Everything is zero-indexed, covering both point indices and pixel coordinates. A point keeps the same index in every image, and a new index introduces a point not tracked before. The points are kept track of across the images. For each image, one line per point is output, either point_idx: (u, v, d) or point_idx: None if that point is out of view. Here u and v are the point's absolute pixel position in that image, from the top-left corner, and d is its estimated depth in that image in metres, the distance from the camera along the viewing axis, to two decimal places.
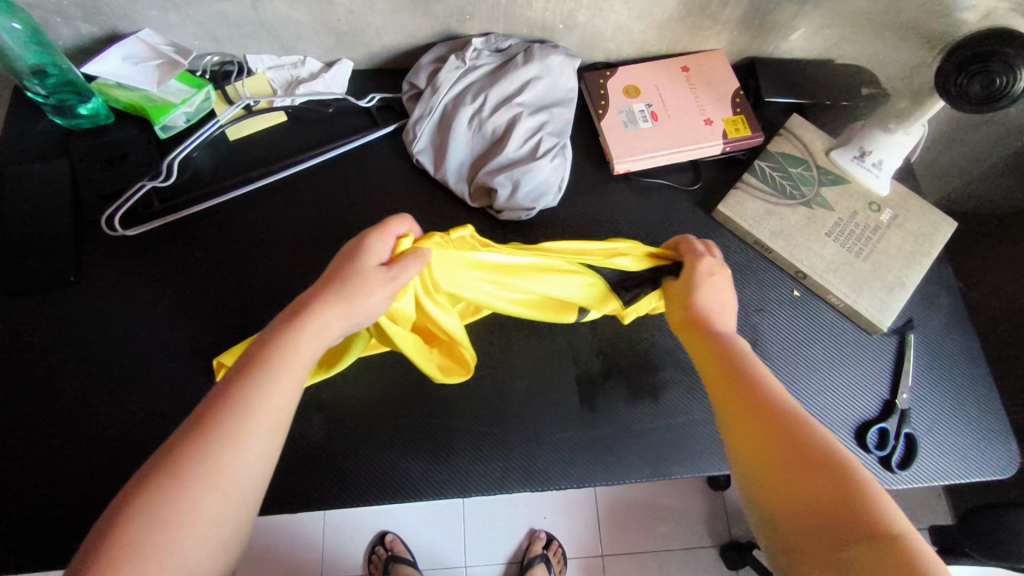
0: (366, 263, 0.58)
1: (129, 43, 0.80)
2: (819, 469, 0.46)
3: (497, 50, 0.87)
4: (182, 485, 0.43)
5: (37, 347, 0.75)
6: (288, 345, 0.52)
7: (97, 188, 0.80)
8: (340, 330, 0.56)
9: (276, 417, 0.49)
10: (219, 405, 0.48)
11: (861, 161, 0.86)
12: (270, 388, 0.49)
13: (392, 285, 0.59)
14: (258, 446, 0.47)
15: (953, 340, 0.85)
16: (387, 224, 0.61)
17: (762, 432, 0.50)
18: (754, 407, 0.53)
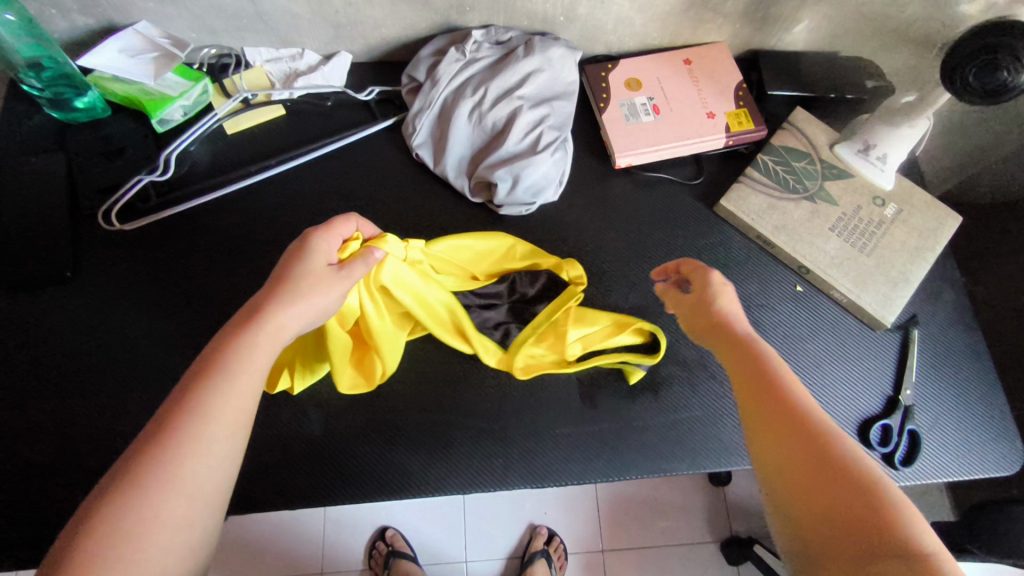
0: (315, 261, 0.57)
1: (126, 35, 0.79)
2: (846, 482, 0.46)
3: (497, 43, 0.86)
4: (146, 491, 0.42)
5: (35, 341, 0.75)
6: (250, 346, 0.50)
7: (94, 183, 0.80)
8: (300, 325, 0.54)
9: (236, 418, 0.47)
10: (175, 406, 0.46)
11: (865, 155, 0.85)
12: (227, 387, 0.47)
13: (341, 280, 0.58)
14: (219, 446, 0.45)
15: (958, 336, 0.85)
16: (332, 222, 0.61)
17: (789, 444, 0.49)
18: (778, 413, 0.52)
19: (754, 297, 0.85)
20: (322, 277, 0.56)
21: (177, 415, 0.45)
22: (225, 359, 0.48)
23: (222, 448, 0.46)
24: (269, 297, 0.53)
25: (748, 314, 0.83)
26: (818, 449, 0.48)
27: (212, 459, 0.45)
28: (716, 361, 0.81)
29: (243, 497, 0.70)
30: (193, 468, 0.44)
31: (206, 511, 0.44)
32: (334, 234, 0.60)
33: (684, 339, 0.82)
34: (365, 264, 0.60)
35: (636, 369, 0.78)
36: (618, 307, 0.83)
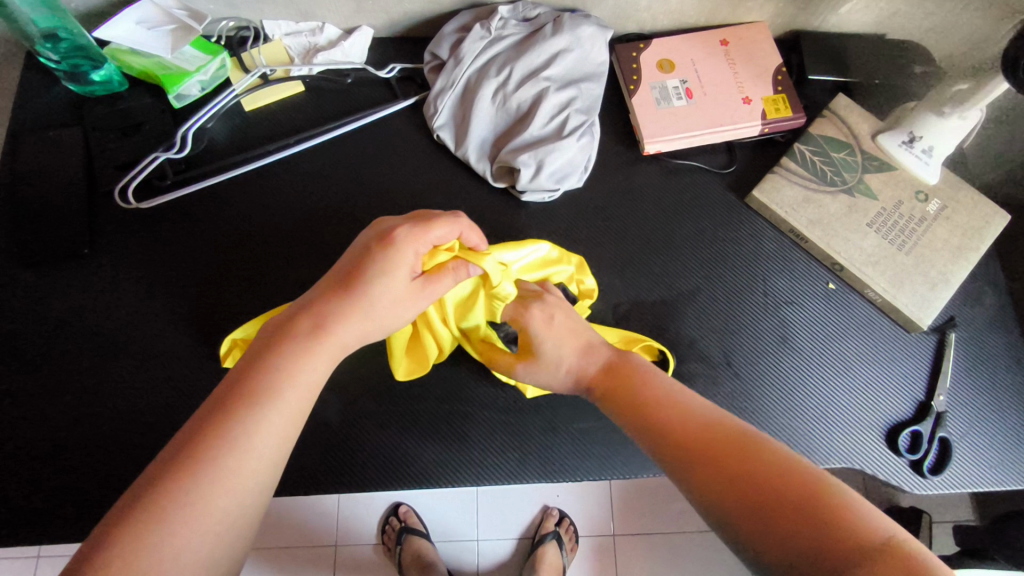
0: (400, 278, 0.56)
1: (142, 7, 0.76)
2: (782, 481, 0.46)
3: (525, 19, 0.82)
4: (167, 528, 0.42)
5: (55, 318, 0.75)
6: (300, 362, 0.51)
7: (112, 158, 0.78)
8: (354, 345, 0.56)
9: (271, 453, 0.48)
10: (211, 424, 0.46)
11: (909, 147, 0.80)
12: (261, 421, 0.47)
13: (415, 299, 0.58)
14: (254, 481, 0.46)
15: (997, 341, 0.81)
16: (431, 225, 0.58)
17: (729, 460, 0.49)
18: (694, 439, 0.52)
19: (784, 294, 0.81)
20: (399, 299, 0.57)
21: (208, 450, 0.45)
22: (276, 386, 0.49)
23: (257, 483, 0.46)
24: (330, 311, 0.54)
25: (777, 312, 0.80)
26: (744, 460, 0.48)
27: (239, 496, 0.45)
28: (742, 359, 0.78)
29: None
30: (223, 502, 0.44)
31: (232, 546, 0.45)
32: (428, 242, 0.58)
33: (708, 335, 0.79)
34: (452, 279, 0.60)
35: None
36: (640, 299, 0.80)
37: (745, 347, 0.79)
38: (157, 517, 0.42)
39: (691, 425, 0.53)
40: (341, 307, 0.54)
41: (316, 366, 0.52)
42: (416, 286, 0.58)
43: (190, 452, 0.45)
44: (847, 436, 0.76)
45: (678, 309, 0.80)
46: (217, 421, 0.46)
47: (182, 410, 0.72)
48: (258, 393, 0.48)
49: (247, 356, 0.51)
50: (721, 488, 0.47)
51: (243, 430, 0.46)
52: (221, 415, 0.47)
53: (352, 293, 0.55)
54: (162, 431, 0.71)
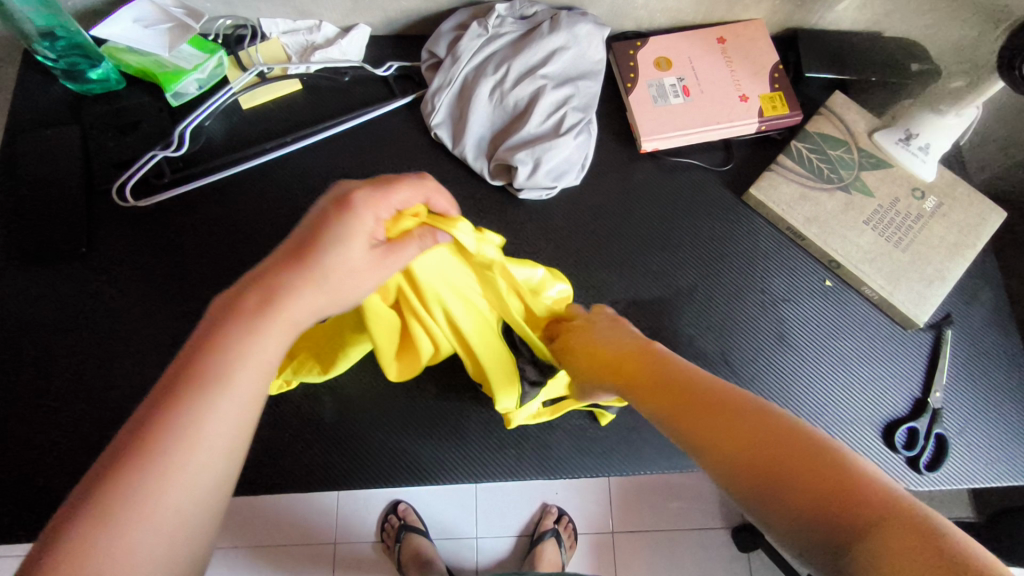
0: (357, 245, 0.49)
1: (140, 5, 0.76)
2: (791, 448, 0.39)
3: (522, 17, 0.82)
4: (110, 539, 0.35)
5: (54, 317, 0.75)
6: (248, 339, 0.43)
7: (109, 157, 0.78)
8: (310, 319, 0.48)
9: (224, 445, 0.40)
10: (154, 423, 0.38)
11: (905, 145, 0.81)
12: (209, 410, 0.39)
13: (379, 270, 0.51)
14: (211, 476, 0.39)
15: (993, 338, 0.81)
16: (393, 187, 0.51)
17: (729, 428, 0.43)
18: (707, 409, 0.46)
19: (781, 291, 0.82)
20: (358, 270, 0.49)
21: (153, 446, 0.37)
22: (225, 371, 0.41)
23: (215, 480, 0.40)
24: (279, 282, 0.46)
25: (774, 309, 0.81)
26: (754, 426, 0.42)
27: (193, 494, 0.38)
28: (738, 356, 0.78)
29: (257, 478, 0.70)
30: (175, 503, 0.37)
31: (190, 553, 0.38)
32: (389, 206, 0.51)
33: (705, 332, 0.79)
34: (418, 249, 0.53)
35: (606, 412, 0.73)
36: (637, 296, 0.81)
37: (742, 344, 0.79)
38: (100, 529, 0.35)
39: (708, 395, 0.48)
40: (292, 276, 0.46)
41: (268, 342, 0.44)
42: (379, 254, 0.51)
43: (132, 451, 0.37)
44: (844, 433, 0.76)
45: (675, 306, 0.80)
46: (160, 416, 0.38)
47: None
48: (206, 377, 0.40)
49: (193, 335, 0.43)
50: (724, 458, 0.42)
51: (187, 419, 0.39)
52: (164, 404, 0.39)
53: (306, 260, 0.47)
54: None
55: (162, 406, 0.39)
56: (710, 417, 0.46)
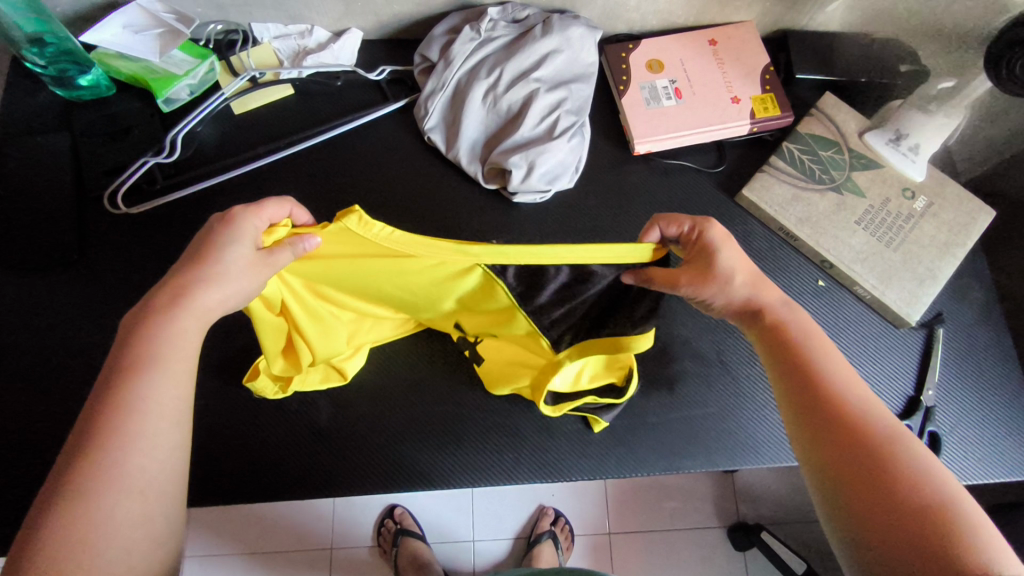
0: (239, 247, 0.52)
1: (129, 11, 0.76)
2: (898, 480, 0.45)
3: (514, 21, 0.82)
4: (89, 499, 0.42)
5: (46, 326, 0.74)
6: (166, 332, 0.49)
7: (100, 164, 0.78)
8: (221, 310, 0.53)
9: (171, 412, 0.48)
10: (102, 407, 0.46)
11: (895, 145, 0.82)
12: (147, 386, 0.47)
13: (267, 271, 0.53)
14: (164, 437, 0.47)
15: (983, 335, 0.82)
16: (263, 202, 0.55)
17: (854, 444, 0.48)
18: (826, 408, 0.51)
19: None
20: (249, 267, 0.52)
21: (107, 423, 0.45)
22: (154, 354, 0.48)
23: (168, 441, 0.47)
24: (181, 284, 0.51)
25: None
26: (865, 446, 0.47)
27: (153, 454, 0.46)
28: (733, 356, 0.79)
29: (254, 486, 0.70)
30: (139, 464, 0.45)
31: (164, 502, 0.46)
32: (265, 218, 0.55)
33: (700, 333, 0.80)
34: (292, 253, 0.54)
35: (599, 418, 0.73)
36: None
37: (737, 345, 0.79)
38: (80, 494, 0.42)
39: (828, 389, 0.52)
40: (194, 276, 0.51)
41: (184, 330, 0.50)
42: (261, 255, 0.53)
43: (92, 430, 0.45)
44: None
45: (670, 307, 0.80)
46: (106, 399, 0.46)
47: None
48: (141, 362, 0.47)
49: (119, 334, 0.49)
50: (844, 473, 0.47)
51: (133, 398, 0.46)
52: (107, 392, 0.46)
53: (205, 260, 0.51)
54: None
55: (105, 394, 0.46)
56: (826, 416, 0.50)
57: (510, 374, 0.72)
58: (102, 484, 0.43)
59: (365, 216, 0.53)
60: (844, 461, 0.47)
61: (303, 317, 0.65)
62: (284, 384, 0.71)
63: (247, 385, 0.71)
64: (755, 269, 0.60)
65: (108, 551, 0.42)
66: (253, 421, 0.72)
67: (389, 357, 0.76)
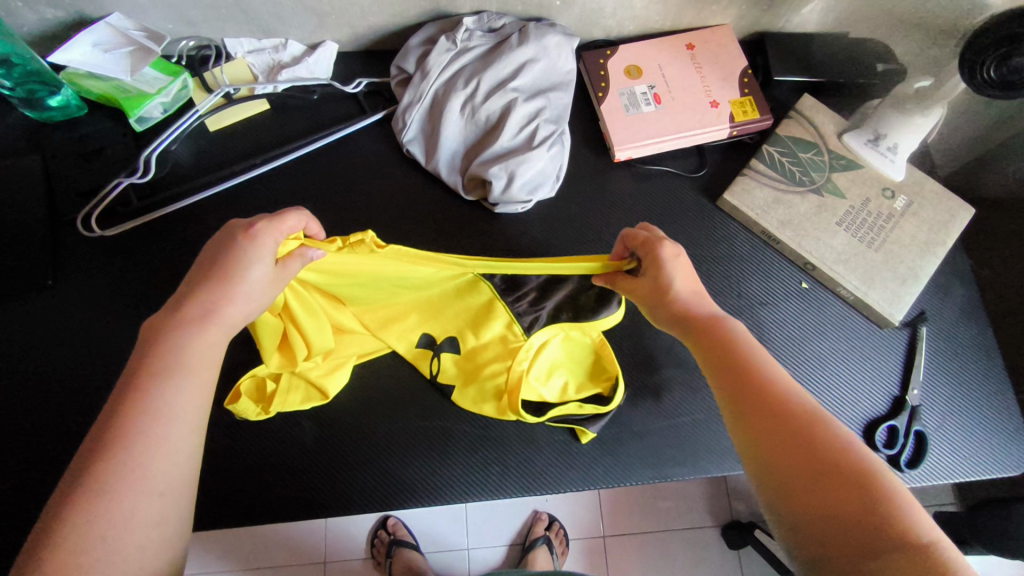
0: (262, 266, 0.52)
1: (97, 29, 0.74)
2: (820, 457, 0.44)
3: (490, 30, 0.82)
4: (109, 498, 0.41)
5: (20, 354, 0.73)
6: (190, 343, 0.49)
7: (73, 187, 0.76)
8: (240, 324, 0.53)
9: (192, 417, 0.47)
10: (123, 407, 0.45)
11: (874, 146, 0.82)
12: (174, 391, 0.46)
13: (281, 285, 0.54)
14: (184, 442, 0.46)
15: (966, 333, 0.82)
16: (283, 215, 0.53)
17: (777, 426, 0.46)
18: (750, 394, 0.49)
19: (758, 295, 0.82)
20: (268, 284, 0.53)
21: (128, 424, 0.44)
22: (181, 358, 0.48)
23: (187, 445, 0.46)
24: (201, 296, 0.50)
25: (751, 313, 0.81)
26: (808, 446, 0.45)
27: (174, 458, 0.45)
28: None
29: (238, 510, 0.69)
30: (159, 468, 0.44)
31: (178, 506, 0.45)
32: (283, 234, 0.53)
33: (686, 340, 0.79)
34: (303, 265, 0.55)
35: (586, 429, 0.73)
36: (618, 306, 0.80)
37: None
38: (100, 494, 0.41)
39: (764, 390, 0.49)
40: (218, 291, 0.50)
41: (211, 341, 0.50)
42: (279, 273, 0.54)
43: (112, 431, 0.44)
44: None
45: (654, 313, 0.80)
46: (128, 401, 0.45)
47: None
48: (167, 367, 0.47)
49: (144, 338, 0.49)
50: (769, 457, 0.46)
51: (158, 399, 0.45)
52: (129, 395, 0.45)
53: (228, 276, 0.51)
54: None
55: (126, 398, 0.45)
56: (768, 419, 0.47)
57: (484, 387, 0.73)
58: (123, 482, 0.42)
59: (379, 240, 0.57)
60: (789, 463, 0.45)
61: (300, 318, 0.66)
62: (264, 407, 0.71)
63: (228, 408, 0.70)
64: (701, 286, 0.59)
65: (124, 555, 0.41)
66: (235, 443, 0.71)
67: (373, 373, 0.75)
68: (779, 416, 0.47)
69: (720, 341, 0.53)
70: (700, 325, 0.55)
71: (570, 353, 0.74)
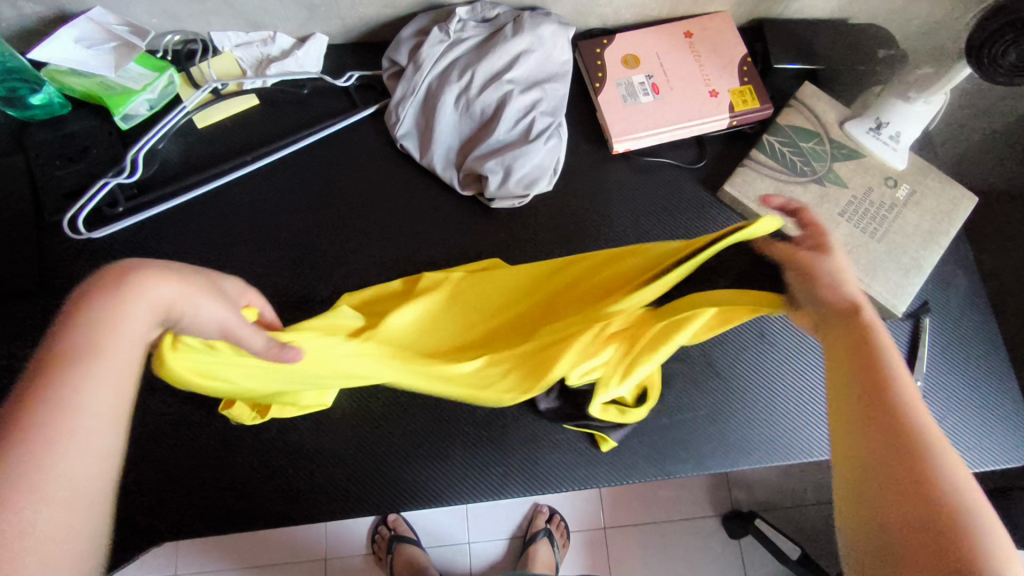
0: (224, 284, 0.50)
1: (80, 24, 0.72)
2: (924, 518, 0.35)
3: (484, 20, 0.80)
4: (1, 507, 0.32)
5: (9, 362, 0.71)
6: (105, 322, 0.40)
7: (59, 188, 0.74)
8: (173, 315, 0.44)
9: (111, 411, 0.38)
10: (21, 401, 0.36)
11: (876, 134, 0.80)
12: (85, 376, 0.38)
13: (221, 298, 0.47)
14: (99, 438, 0.37)
15: (969, 323, 0.82)
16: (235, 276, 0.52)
17: (887, 470, 0.37)
18: (872, 424, 0.40)
19: None
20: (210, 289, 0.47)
21: (27, 418, 0.35)
22: (97, 341, 0.39)
23: (105, 441, 0.37)
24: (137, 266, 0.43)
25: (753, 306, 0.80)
26: (914, 519, 0.35)
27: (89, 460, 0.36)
28: (721, 355, 0.78)
29: (237, 516, 0.68)
30: (67, 471, 0.35)
31: (93, 514, 0.36)
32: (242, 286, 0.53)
33: None
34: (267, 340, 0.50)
35: (607, 436, 0.72)
36: None
37: (723, 346, 0.79)
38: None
39: (892, 422, 0.39)
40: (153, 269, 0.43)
41: (133, 324, 0.41)
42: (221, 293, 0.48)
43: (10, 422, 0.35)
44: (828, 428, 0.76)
45: None
46: (33, 389, 0.36)
47: (149, 444, 0.69)
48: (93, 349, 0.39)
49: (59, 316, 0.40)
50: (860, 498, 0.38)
51: (64, 387, 0.37)
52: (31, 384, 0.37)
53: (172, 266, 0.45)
54: (130, 469, 0.68)
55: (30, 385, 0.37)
56: (876, 456, 0.38)
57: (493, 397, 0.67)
58: (15, 488, 0.33)
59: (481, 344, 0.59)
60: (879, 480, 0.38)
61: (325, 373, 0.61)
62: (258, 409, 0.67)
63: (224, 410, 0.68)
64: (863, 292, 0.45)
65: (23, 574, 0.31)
66: (231, 448, 0.70)
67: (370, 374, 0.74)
68: (892, 433, 0.38)
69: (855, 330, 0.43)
70: (841, 333, 0.44)
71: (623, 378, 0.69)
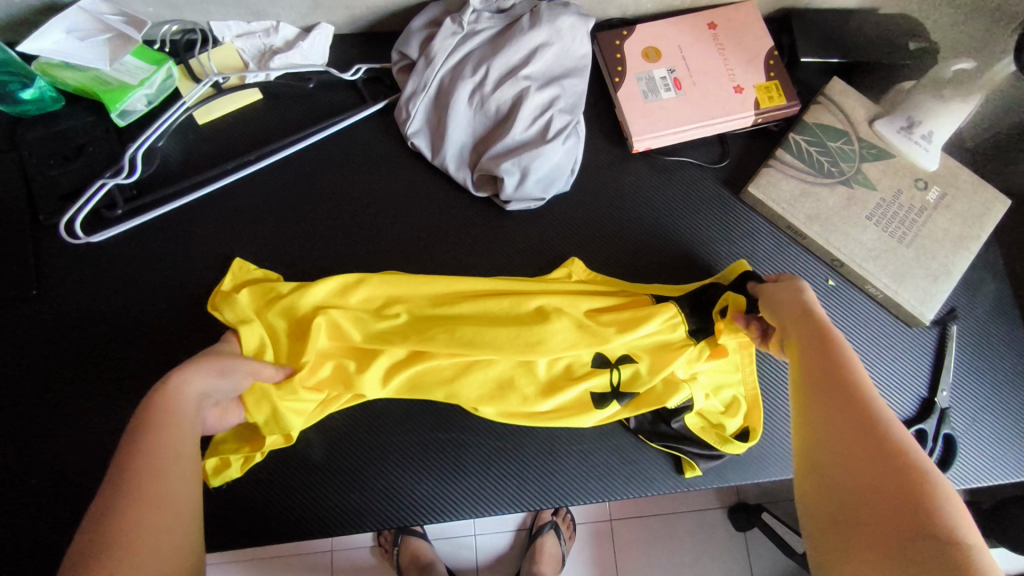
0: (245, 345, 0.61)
1: (71, 14, 0.68)
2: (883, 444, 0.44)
3: (499, 10, 0.75)
4: (144, 509, 0.42)
5: (9, 372, 0.68)
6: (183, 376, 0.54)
7: (55, 189, 0.71)
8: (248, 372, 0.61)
9: (185, 452, 0.49)
10: (129, 447, 0.47)
11: (908, 134, 0.77)
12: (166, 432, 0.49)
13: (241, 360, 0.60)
14: (188, 470, 0.48)
15: (997, 330, 0.79)
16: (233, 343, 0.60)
17: (840, 415, 0.47)
18: (840, 385, 0.49)
19: None
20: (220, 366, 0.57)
21: (139, 458, 0.46)
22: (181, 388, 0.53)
23: (190, 475, 0.48)
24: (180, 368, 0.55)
25: None
26: (874, 447, 0.44)
27: (173, 529, 0.43)
28: None
29: (249, 532, 0.66)
30: (165, 495, 0.44)
31: (194, 516, 0.46)
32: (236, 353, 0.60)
33: None
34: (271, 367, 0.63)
35: (694, 465, 0.70)
36: None
37: None
38: (107, 565, 0.39)
39: (846, 384, 0.49)
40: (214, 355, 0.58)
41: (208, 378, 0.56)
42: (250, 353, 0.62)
43: (124, 468, 0.45)
44: None
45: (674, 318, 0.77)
46: (128, 443, 0.47)
47: None
48: (153, 445, 0.47)
49: (130, 427, 0.49)
50: (817, 439, 0.47)
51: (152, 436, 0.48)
52: (133, 442, 0.47)
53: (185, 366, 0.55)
54: None
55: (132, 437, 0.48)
56: (825, 397, 0.49)
57: (499, 395, 0.69)
58: (146, 497, 0.43)
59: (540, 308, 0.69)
60: (853, 444, 0.45)
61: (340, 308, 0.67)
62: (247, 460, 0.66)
63: (216, 475, 0.65)
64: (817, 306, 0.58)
65: (170, 554, 0.42)
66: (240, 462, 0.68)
67: None
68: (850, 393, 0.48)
69: (814, 328, 0.55)
70: (804, 327, 0.55)
71: (712, 412, 0.71)
